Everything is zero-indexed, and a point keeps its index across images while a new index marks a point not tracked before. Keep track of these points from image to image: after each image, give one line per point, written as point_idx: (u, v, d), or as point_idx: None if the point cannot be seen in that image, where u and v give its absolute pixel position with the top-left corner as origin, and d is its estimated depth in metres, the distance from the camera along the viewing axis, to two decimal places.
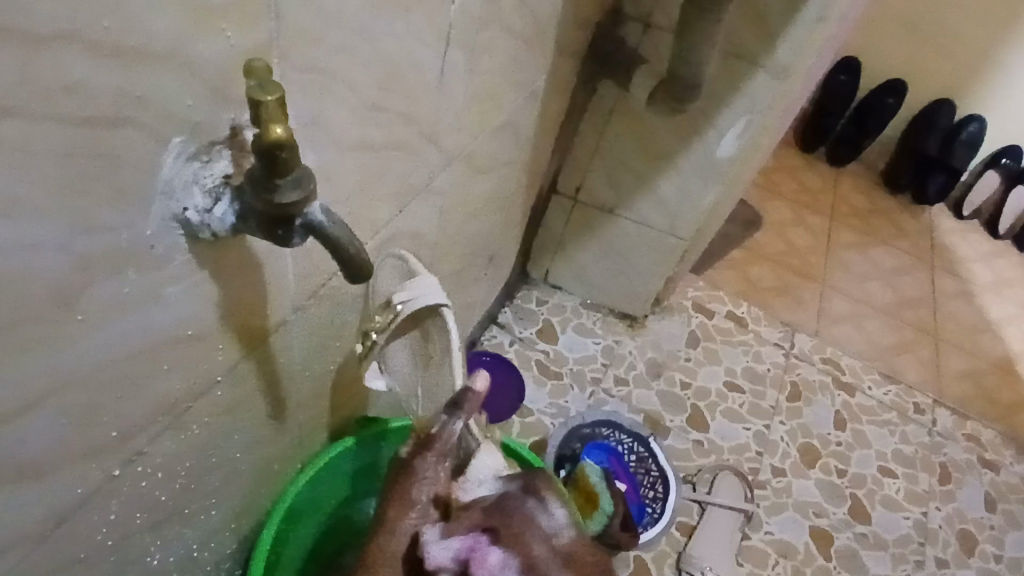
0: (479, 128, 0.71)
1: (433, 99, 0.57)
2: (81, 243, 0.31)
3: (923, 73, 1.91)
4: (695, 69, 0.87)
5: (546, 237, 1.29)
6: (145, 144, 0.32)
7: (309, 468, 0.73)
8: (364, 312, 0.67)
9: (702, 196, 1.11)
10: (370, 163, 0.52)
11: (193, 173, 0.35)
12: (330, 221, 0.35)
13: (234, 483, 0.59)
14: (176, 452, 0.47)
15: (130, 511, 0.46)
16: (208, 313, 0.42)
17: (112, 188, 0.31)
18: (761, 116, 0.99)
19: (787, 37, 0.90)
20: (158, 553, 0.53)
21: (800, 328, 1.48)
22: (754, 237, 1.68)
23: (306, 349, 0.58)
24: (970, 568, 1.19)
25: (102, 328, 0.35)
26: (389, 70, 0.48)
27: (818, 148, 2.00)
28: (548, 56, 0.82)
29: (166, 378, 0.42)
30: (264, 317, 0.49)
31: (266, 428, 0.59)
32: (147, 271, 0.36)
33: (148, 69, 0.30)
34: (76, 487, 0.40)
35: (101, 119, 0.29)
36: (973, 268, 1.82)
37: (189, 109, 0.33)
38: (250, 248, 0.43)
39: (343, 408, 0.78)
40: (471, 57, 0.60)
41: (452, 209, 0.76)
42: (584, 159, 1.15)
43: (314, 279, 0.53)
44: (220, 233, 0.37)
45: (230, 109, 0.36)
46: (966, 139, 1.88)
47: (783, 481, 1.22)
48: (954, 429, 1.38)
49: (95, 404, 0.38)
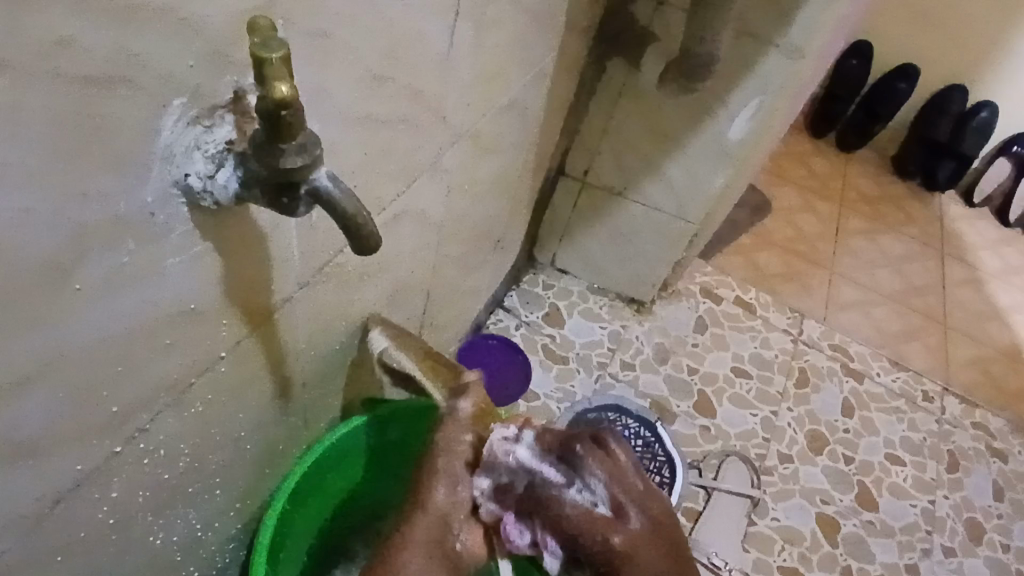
0: (487, 105, 0.70)
1: (440, 73, 0.55)
2: (76, 209, 0.30)
3: (937, 56, 1.88)
4: (708, 48, 0.85)
5: (554, 220, 1.28)
6: (141, 107, 0.30)
7: (315, 449, 0.72)
8: (371, 291, 0.66)
9: (712, 179, 1.09)
10: (376, 137, 0.51)
11: (195, 138, 0.34)
12: (337, 189, 0.33)
13: (238, 464, 0.58)
14: (178, 430, 0.47)
15: (131, 489, 0.46)
16: (210, 287, 0.41)
17: (109, 153, 0.30)
18: (773, 97, 0.97)
19: (801, 15, 0.88)
20: (161, 532, 0.52)
21: (808, 314, 1.47)
22: (762, 223, 1.66)
23: (312, 328, 0.57)
24: (977, 557, 1.18)
25: (101, 301, 0.34)
26: (396, 39, 0.46)
27: (828, 134, 1.97)
28: (557, 34, 0.80)
29: (167, 354, 0.41)
30: (268, 293, 0.48)
31: (271, 407, 0.58)
32: (147, 241, 0.35)
33: (143, 26, 0.28)
34: (76, 464, 0.39)
35: (96, 80, 0.28)
36: (984, 255, 1.79)
37: (187, 72, 0.32)
38: (254, 220, 0.41)
39: (348, 389, 0.77)
40: (480, 32, 0.58)
41: (459, 189, 0.75)
42: (592, 141, 1.13)
43: (318, 255, 0.52)
44: (223, 201, 0.36)
45: (231, 72, 0.34)
46: (977, 126, 1.86)
47: (790, 468, 1.21)
48: (962, 417, 1.37)
49: (95, 379, 0.37)
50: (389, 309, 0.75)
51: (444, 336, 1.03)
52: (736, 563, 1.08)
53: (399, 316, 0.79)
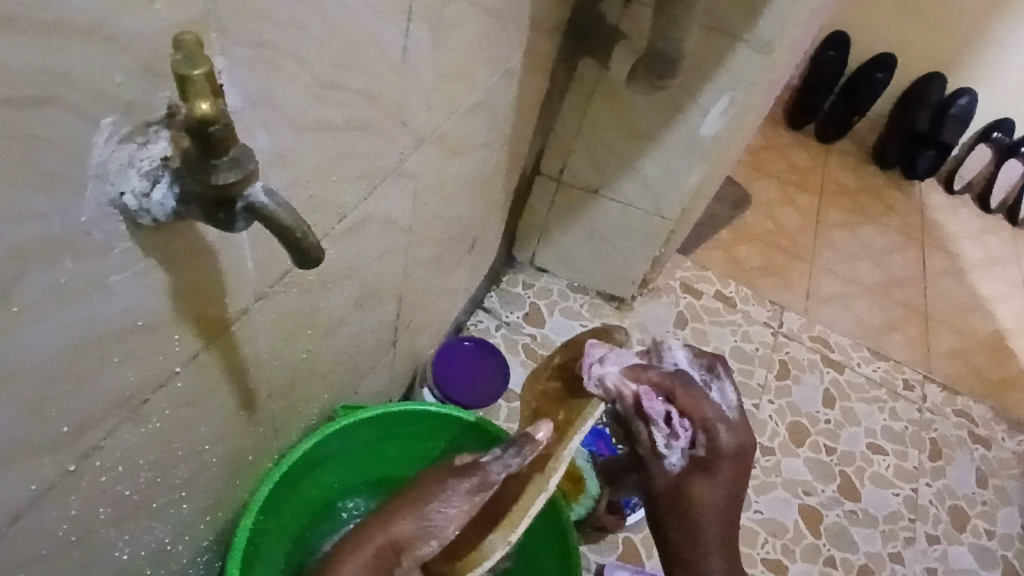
0: (452, 109, 0.70)
1: (398, 78, 0.55)
2: (8, 230, 0.29)
3: (913, 46, 1.89)
4: (676, 45, 0.86)
5: (531, 219, 1.28)
6: (70, 125, 0.30)
7: (289, 456, 0.72)
8: (338, 299, 0.66)
9: (687, 175, 1.10)
10: (331, 145, 0.51)
11: (128, 156, 0.33)
12: (275, 204, 0.33)
13: (205, 476, 0.58)
14: (137, 445, 0.46)
15: (91, 507, 0.45)
16: (161, 302, 0.40)
17: (42, 172, 0.30)
18: (744, 92, 0.98)
19: (770, 10, 0.89)
20: (126, 547, 0.52)
21: (788, 307, 1.48)
22: (742, 217, 1.66)
23: (275, 337, 0.57)
24: (961, 544, 1.19)
25: (41, 321, 0.33)
26: (346, 45, 0.46)
27: (807, 126, 1.98)
28: (523, 33, 0.80)
29: (118, 369, 0.40)
30: (224, 306, 0.47)
31: (236, 419, 0.58)
32: (85, 259, 0.34)
33: (66, 44, 0.27)
34: (28, 484, 0.39)
35: (23, 99, 0.27)
36: (964, 244, 1.81)
37: (117, 87, 0.31)
38: (202, 235, 0.41)
39: (321, 397, 0.76)
40: (438, 35, 0.58)
41: (427, 192, 0.75)
42: (567, 140, 1.13)
43: (276, 266, 0.51)
44: (162, 219, 0.35)
45: (164, 87, 0.33)
46: (957, 113, 1.87)
47: (772, 460, 1.22)
48: (944, 405, 1.38)
49: (42, 398, 0.36)
50: (360, 315, 0.75)
51: (420, 340, 1.03)
52: None
53: (370, 322, 0.79)
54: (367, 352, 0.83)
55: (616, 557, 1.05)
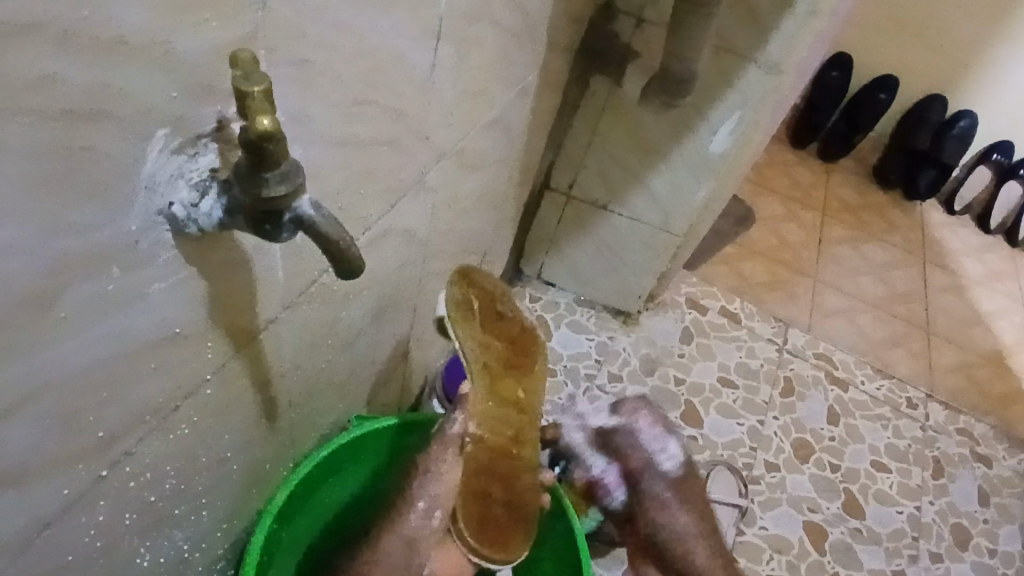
0: (471, 124, 0.71)
1: (423, 94, 0.56)
2: (58, 242, 0.30)
3: (915, 68, 1.91)
4: (688, 65, 0.87)
5: (539, 233, 1.29)
6: (122, 139, 0.30)
7: (304, 465, 0.72)
8: (357, 310, 0.67)
9: (695, 191, 1.11)
10: (359, 158, 0.52)
11: (179, 167, 0.34)
12: (320, 216, 0.34)
13: (225, 483, 0.58)
14: (164, 452, 0.46)
15: (117, 513, 0.45)
16: (197, 311, 0.41)
17: (95, 184, 0.30)
18: (753, 111, 0.99)
19: (779, 31, 0.90)
20: (148, 554, 0.52)
21: (793, 323, 1.49)
22: (746, 233, 1.68)
23: (298, 347, 0.58)
24: (964, 562, 1.19)
25: (86, 327, 0.34)
26: (378, 63, 0.47)
27: (810, 144, 2.00)
28: (540, 50, 0.82)
29: (151, 378, 0.41)
30: (254, 315, 0.48)
31: (257, 427, 0.58)
32: (131, 268, 0.34)
33: (127, 60, 0.29)
34: (62, 490, 0.39)
35: (82, 113, 0.28)
36: (965, 262, 1.82)
37: (170, 103, 0.32)
38: (239, 245, 0.42)
39: (335, 407, 0.77)
40: (462, 51, 0.60)
41: (444, 205, 0.76)
42: (576, 156, 1.14)
43: (303, 276, 0.52)
44: (207, 228, 0.36)
45: (215, 101, 0.34)
46: (958, 133, 1.89)
47: (777, 477, 1.22)
48: (946, 423, 1.39)
49: (80, 404, 0.37)
50: (376, 326, 0.75)
51: (430, 351, 1.03)
52: None
53: (386, 333, 0.80)
54: (381, 363, 0.84)
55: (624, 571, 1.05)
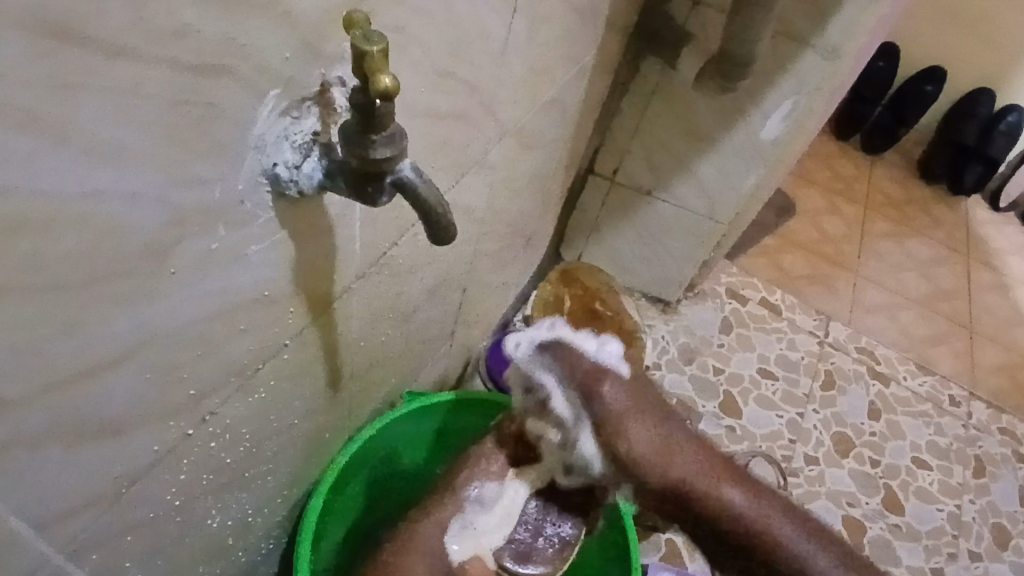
0: (531, 103, 0.71)
1: (494, 69, 0.56)
2: (177, 194, 0.31)
3: (966, 59, 1.86)
4: (748, 48, 0.86)
5: (581, 218, 1.28)
6: (240, 95, 0.31)
7: (359, 437, 0.73)
8: (417, 285, 0.68)
9: (743, 178, 1.10)
10: (435, 131, 0.52)
11: (284, 128, 0.35)
12: (419, 180, 0.34)
13: (289, 451, 0.59)
14: (243, 414, 0.47)
15: (197, 473, 0.46)
16: (285, 275, 0.42)
17: (210, 140, 0.31)
18: (808, 98, 0.98)
19: (841, 15, 0.88)
20: (217, 516, 0.53)
21: (834, 317, 1.47)
22: (787, 225, 1.65)
23: (364, 319, 0.58)
24: (1003, 562, 1.17)
25: (191, 283, 0.35)
26: (460, 34, 0.47)
27: (854, 136, 1.96)
28: (598, 32, 0.81)
29: (241, 339, 0.42)
30: (331, 283, 0.48)
31: (322, 396, 0.59)
32: (235, 227, 0.36)
33: (252, 17, 0.29)
34: (152, 445, 0.40)
35: (208, 68, 0.29)
36: (1011, 260, 1.78)
37: (283, 63, 0.33)
38: (326, 210, 0.42)
39: (388, 381, 0.78)
40: (533, 27, 0.59)
41: (501, 185, 0.76)
42: (623, 140, 1.13)
43: (375, 248, 0.52)
44: (307, 190, 0.37)
45: (321, 64, 0.35)
46: (1004, 129, 1.84)
47: (817, 470, 1.21)
48: (989, 422, 1.36)
49: (177, 361, 0.37)
50: (430, 303, 0.76)
51: (474, 333, 1.04)
52: None
53: (438, 311, 0.80)
54: (431, 341, 0.84)
55: (660, 558, 1.05)
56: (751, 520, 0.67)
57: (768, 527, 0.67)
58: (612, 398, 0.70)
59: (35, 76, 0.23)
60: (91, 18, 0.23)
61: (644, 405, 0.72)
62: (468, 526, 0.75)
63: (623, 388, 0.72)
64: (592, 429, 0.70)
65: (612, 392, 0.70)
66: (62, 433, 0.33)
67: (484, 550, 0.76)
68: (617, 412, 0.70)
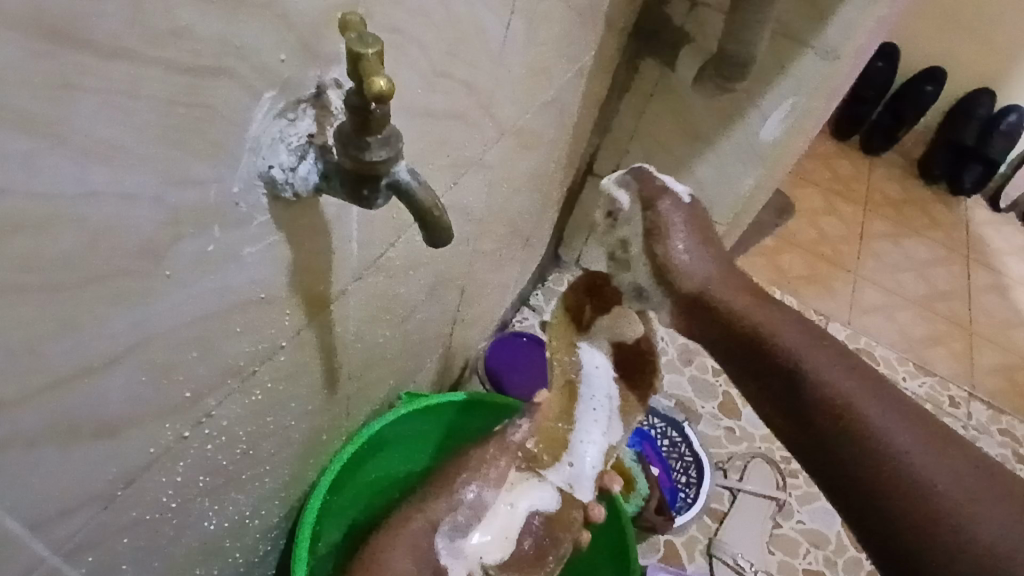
0: (530, 104, 0.70)
1: (492, 70, 0.56)
2: (173, 195, 0.31)
3: (966, 60, 1.86)
4: (746, 48, 0.86)
5: (580, 218, 1.28)
6: (237, 97, 0.31)
7: (357, 438, 0.73)
8: (414, 285, 0.68)
9: (742, 178, 1.09)
10: (432, 132, 0.52)
11: (280, 131, 0.35)
12: (416, 182, 0.34)
13: (286, 451, 0.59)
14: (239, 416, 0.47)
15: (193, 474, 0.46)
16: (281, 276, 0.42)
17: (206, 140, 0.31)
18: (807, 98, 0.98)
19: (840, 15, 0.88)
20: (214, 517, 0.53)
21: (833, 317, 1.47)
22: (785, 225, 1.65)
23: (361, 319, 0.58)
24: None
25: (186, 284, 0.35)
26: (457, 35, 0.47)
27: (853, 136, 1.96)
28: (597, 32, 0.81)
29: (237, 340, 0.42)
30: (327, 285, 0.48)
31: (320, 397, 0.59)
32: (230, 229, 0.36)
33: (248, 19, 0.29)
34: (148, 446, 0.40)
35: (204, 70, 0.29)
36: (1010, 261, 1.78)
37: (279, 65, 0.33)
38: (321, 212, 0.42)
39: (386, 382, 0.78)
40: (532, 27, 0.59)
41: (500, 185, 0.76)
42: (622, 140, 1.13)
43: (373, 249, 0.52)
44: (303, 193, 0.37)
45: (316, 67, 0.35)
46: (1004, 129, 1.83)
47: None
48: (988, 423, 1.36)
49: (172, 363, 0.37)
50: (429, 303, 0.76)
51: (473, 333, 1.04)
52: (759, 564, 1.07)
53: (437, 310, 0.80)
54: (429, 341, 0.84)
55: (658, 559, 1.05)
56: (829, 386, 0.55)
57: (849, 399, 0.54)
58: (672, 212, 0.63)
59: (27, 77, 0.23)
60: (87, 21, 0.23)
61: (704, 230, 0.64)
62: (459, 544, 0.72)
63: (684, 212, 0.64)
64: (641, 239, 0.64)
65: (673, 207, 0.63)
66: (57, 434, 0.32)
67: (476, 570, 0.73)
68: (671, 223, 0.63)
